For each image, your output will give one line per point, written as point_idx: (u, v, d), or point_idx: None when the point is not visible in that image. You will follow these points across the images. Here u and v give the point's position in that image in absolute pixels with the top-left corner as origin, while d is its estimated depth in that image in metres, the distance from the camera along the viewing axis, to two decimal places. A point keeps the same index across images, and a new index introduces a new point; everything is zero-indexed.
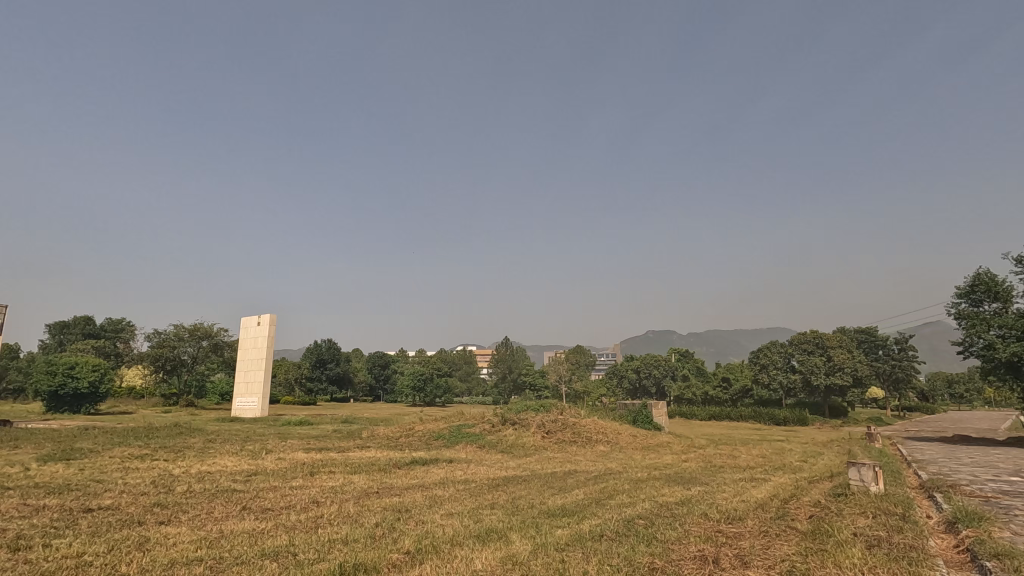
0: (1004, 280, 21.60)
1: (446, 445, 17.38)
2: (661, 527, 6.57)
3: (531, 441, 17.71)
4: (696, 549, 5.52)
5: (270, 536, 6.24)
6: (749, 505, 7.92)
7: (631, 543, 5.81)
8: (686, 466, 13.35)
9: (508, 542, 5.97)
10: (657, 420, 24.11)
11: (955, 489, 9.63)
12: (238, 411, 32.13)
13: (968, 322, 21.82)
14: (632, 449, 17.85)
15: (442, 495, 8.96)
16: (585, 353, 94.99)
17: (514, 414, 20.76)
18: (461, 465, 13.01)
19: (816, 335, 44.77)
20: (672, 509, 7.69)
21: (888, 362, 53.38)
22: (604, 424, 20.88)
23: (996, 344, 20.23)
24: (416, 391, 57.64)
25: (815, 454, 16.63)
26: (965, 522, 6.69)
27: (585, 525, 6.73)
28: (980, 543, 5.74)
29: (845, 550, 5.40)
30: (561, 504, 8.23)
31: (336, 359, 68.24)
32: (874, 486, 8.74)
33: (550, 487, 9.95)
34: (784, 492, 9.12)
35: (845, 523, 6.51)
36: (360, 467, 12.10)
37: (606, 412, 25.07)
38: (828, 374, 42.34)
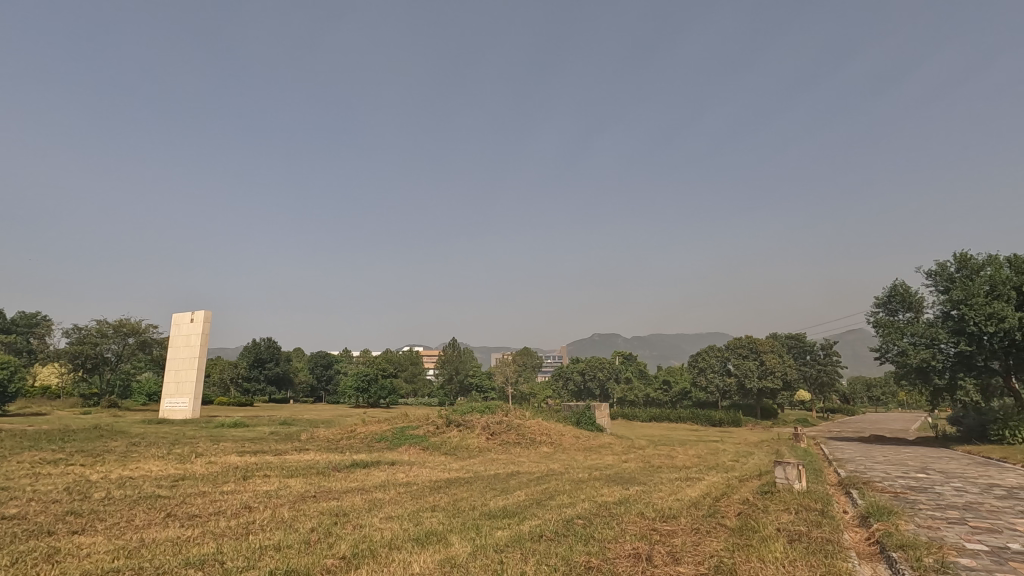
0: (916, 291, 23.40)
1: (388, 447, 17.13)
2: (599, 526, 6.72)
3: (476, 442, 17.74)
4: (630, 547, 5.69)
5: (196, 544, 5.95)
6: (683, 504, 8.21)
7: (568, 543, 5.90)
8: (625, 466, 13.69)
9: (447, 544, 5.96)
10: (600, 421, 24.68)
11: (868, 486, 10.38)
12: (167, 413, 30.41)
13: (884, 330, 23.53)
14: (575, 450, 18.21)
15: (382, 499, 8.79)
16: (533, 354, 95.72)
17: (459, 415, 20.73)
18: (404, 467, 12.84)
19: (750, 339, 46.95)
20: (610, 509, 7.86)
21: (815, 366, 56.78)
22: (548, 425, 21.19)
23: (907, 351, 21.89)
24: (360, 392, 56.41)
25: (745, 454, 17.42)
26: (876, 516, 7.21)
27: (524, 526, 6.80)
28: (888, 536, 6.20)
29: (769, 545, 5.69)
30: (502, 505, 8.29)
31: (276, 359, 65.76)
32: (797, 484, 9.26)
33: (493, 488, 10.00)
34: (715, 491, 9.52)
35: (770, 519, 6.88)
36: (298, 470, 11.72)
37: (551, 413, 25.45)
38: (760, 378, 44.65)
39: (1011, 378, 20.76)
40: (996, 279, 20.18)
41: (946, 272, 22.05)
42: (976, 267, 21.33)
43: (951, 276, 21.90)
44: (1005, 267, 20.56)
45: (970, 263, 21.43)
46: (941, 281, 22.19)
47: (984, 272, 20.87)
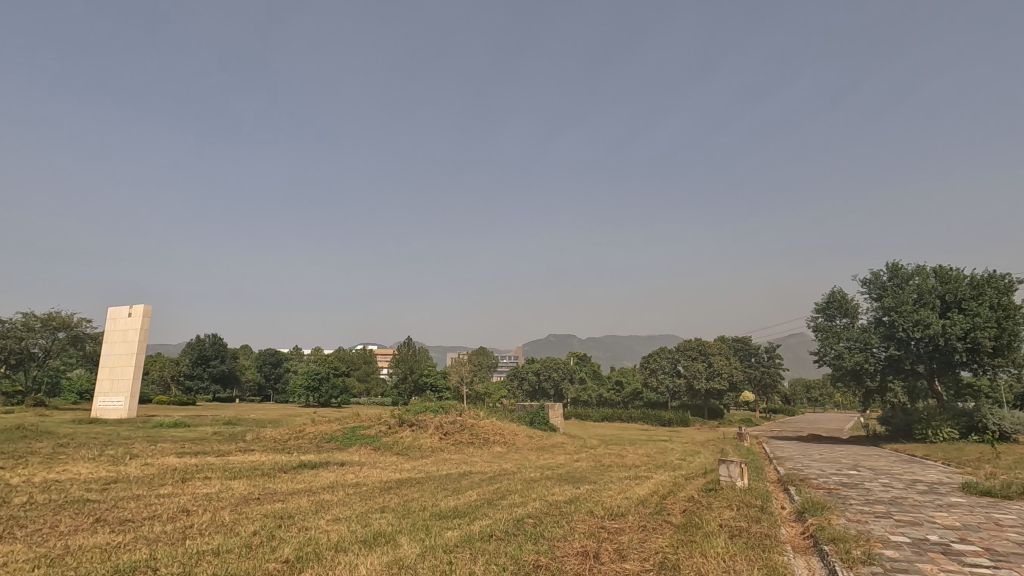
0: (852, 298, 24.73)
1: (338, 447, 16.76)
2: (549, 525, 6.78)
3: (428, 442, 17.57)
4: (579, 545, 5.76)
5: (128, 550, 5.65)
6: (631, 502, 8.40)
7: (517, 543, 5.92)
8: (577, 466, 13.85)
9: (396, 545, 5.85)
10: (553, 421, 24.92)
11: (805, 482, 10.89)
12: (100, 412, 28.73)
13: (822, 335, 24.72)
14: (528, 449, 18.31)
15: (330, 500, 8.58)
16: (489, 354, 95.68)
17: (413, 415, 20.46)
18: (354, 468, 12.60)
19: (699, 342, 48.55)
20: (561, 508, 7.94)
21: (759, 368, 59.20)
22: (502, 425, 21.19)
23: (843, 355, 23.10)
24: (310, 391, 54.97)
25: (692, 453, 17.93)
26: (810, 511, 7.57)
27: (475, 526, 6.78)
28: (820, 530, 6.52)
29: (710, 540, 5.89)
30: (453, 505, 8.25)
31: (222, 356, 63.22)
32: (739, 481, 9.62)
33: (444, 489, 9.92)
34: (662, 488, 9.80)
35: (713, 516, 7.11)
36: (241, 472, 11.29)
37: (505, 413, 25.49)
38: (708, 379, 46.19)
39: (935, 381, 22.25)
40: (923, 288, 21.56)
41: (879, 280, 23.40)
42: (905, 276, 22.73)
43: (883, 285, 23.26)
44: (931, 277, 22.01)
45: (900, 272, 22.81)
46: (874, 288, 23.55)
47: (913, 281, 22.26)
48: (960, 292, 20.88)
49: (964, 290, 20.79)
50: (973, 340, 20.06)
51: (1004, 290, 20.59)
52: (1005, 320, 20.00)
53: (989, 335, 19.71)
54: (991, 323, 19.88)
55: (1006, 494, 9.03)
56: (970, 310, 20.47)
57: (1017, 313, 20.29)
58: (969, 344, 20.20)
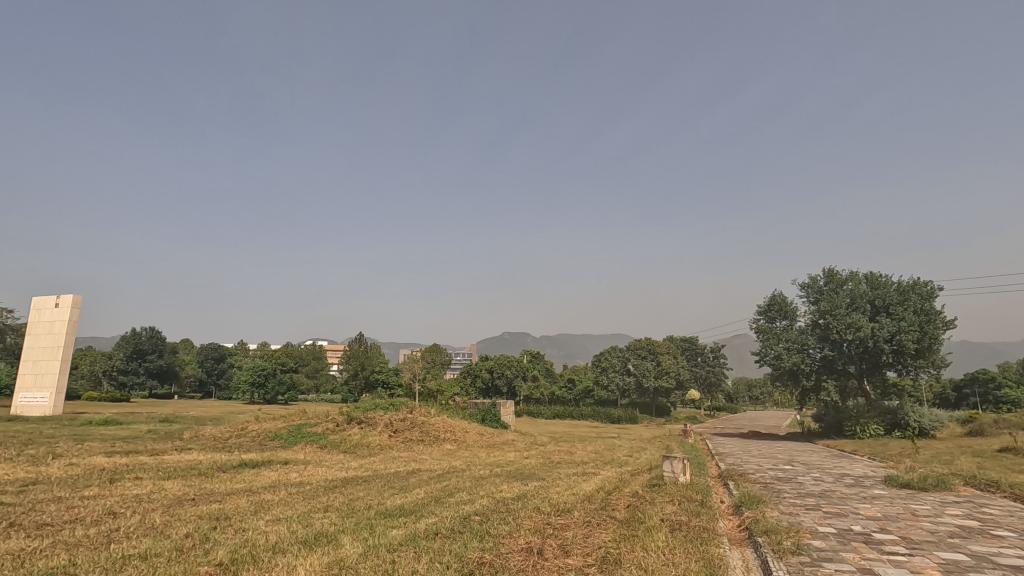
0: (791, 301, 25.96)
1: (282, 445, 16.21)
2: (495, 522, 6.78)
3: (377, 440, 17.26)
4: (523, 542, 5.81)
5: (44, 556, 5.28)
6: (578, 498, 8.52)
7: (463, 541, 5.91)
8: (526, 463, 13.97)
9: (338, 546, 5.72)
10: (504, 418, 24.95)
11: (744, 477, 11.35)
12: (21, 409, 26.77)
13: (763, 336, 25.82)
14: (477, 447, 18.29)
15: (270, 500, 8.30)
16: (443, 352, 95.02)
17: (361, 413, 19.94)
18: (298, 466, 12.24)
19: (649, 341, 49.91)
20: (507, 504, 7.97)
21: (705, 367, 61.52)
22: (453, 422, 21.02)
23: (782, 355, 24.21)
24: (255, 388, 53.02)
25: (639, 449, 18.39)
26: (747, 505, 7.89)
27: (420, 525, 6.70)
28: (754, 523, 6.80)
29: (651, 535, 6.05)
30: (399, 504, 8.13)
31: (160, 351, 60.08)
32: (682, 477, 9.92)
33: (391, 487, 9.76)
34: (608, 484, 9.99)
35: (655, 511, 7.32)
36: (176, 472, 10.74)
37: (457, 410, 25.28)
38: (657, 378, 47.76)
39: (864, 381, 23.62)
40: (855, 293, 22.83)
41: (817, 284, 24.62)
42: (840, 281, 23.99)
43: (820, 289, 24.47)
44: (863, 282, 23.32)
45: (836, 278, 24.05)
46: (812, 292, 24.74)
47: (846, 286, 23.49)
48: (888, 297, 22.23)
49: (891, 296, 22.16)
50: (898, 342, 21.47)
51: (927, 296, 22.04)
52: (927, 324, 21.46)
53: (912, 337, 21.14)
54: (914, 326, 21.30)
55: (923, 486, 9.71)
56: (896, 314, 21.83)
57: (938, 318, 21.77)
58: (895, 346, 21.60)
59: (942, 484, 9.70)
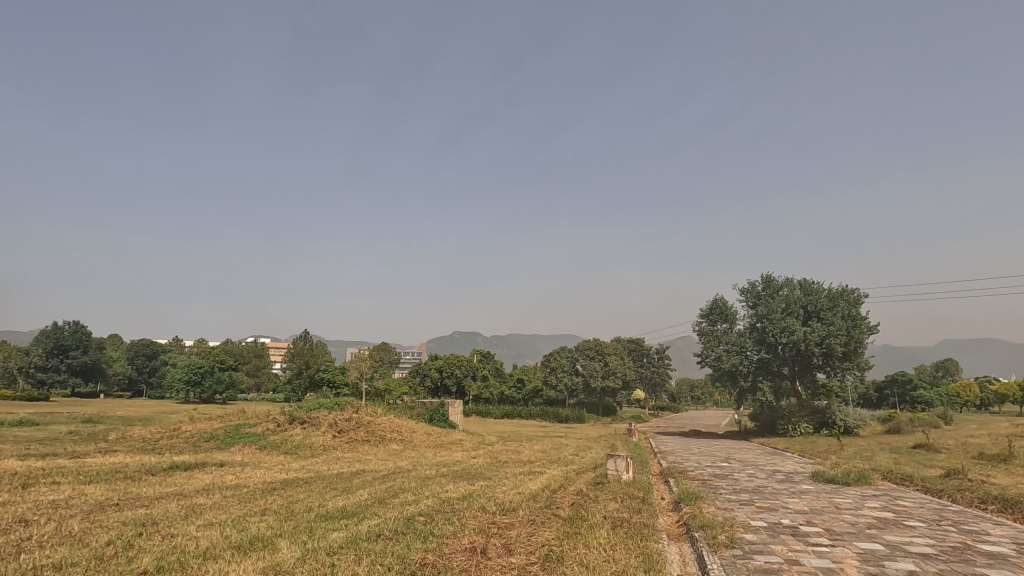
0: (731, 304, 27.07)
1: (217, 446, 15.50)
2: (440, 522, 6.73)
3: (320, 441, 16.81)
4: (467, 542, 5.78)
5: None
6: (523, 497, 8.57)
7: (407, 541, 5.83)
8: (474, 462, 13.91)
9: (274, 550, 5.53)
10: (452, 418, 24.80)
11: (684, 474, 11.74)
12: None
13: (705, 338, 26.78)
14: (424, 447, 18.10)
15: (203, 504, 7.93)
16: (392, 351, 93.57)
17: (304, 412, 19.34)
18: (234, 468, 11.73)
19: (597, 342, 50.95)
20: (453, 505, 7.93)
21: (650, 368, 63.36)
22: (400, 422, 20.72)
23: (722, 357, 25.23)
24: (191, 386, 50.48)
25: (585, 448, 18.69)
26: (685, 501, 8.16)
27: (363, 527, 6.57)
28: (692, 518, 7.04)
29: (593, 532, 6.16)
30: (340, 505, 7.93)
31: (84, 347, 56.40)
32: (624, 475, 10.16)
33: (333, 488, 9.52)
34: (554, 483, 10.10)
35: (598, 508, 7.46)
36: (99, 475, 10.08)
37: (404, 410, 24.95)
38: (604, 378, 48.79)
39: (796, 381, 24.88)
40: (790, 299, 24.04)
41: (755, 289, 25.78)
42: (777, 287, 25.20)
43: (758, 294, 25.62)
44: (797, 288, 24.59)
45: (772, 283, 25.24)
46: (751, 297, 25.88)
47: (782, 291, 24.70)
48: (819, 302, 23.54)
49: (822, 302, 23.49)
50: (827, 346, 22.78)
51: (854, 303, 23.47)
52: (853, 329, 22.87)
53: (840, 341, 22.50)
54: (842, 331, 22.66)
55: (846, 481, 10.33)
56: (826, 319, 23.14)
57: (864, 323, 23.24)
58: (824, 349, 22.92)
59: (863, 479, 10.36)
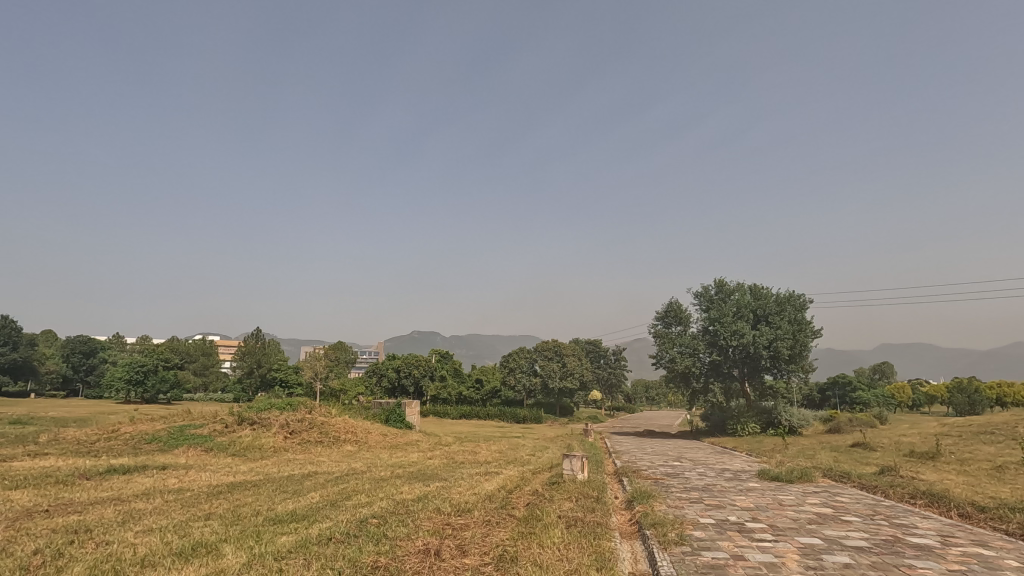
0: (685, 307, 27.81)
1: (160, 449, 14.79)
2: (393, 525, 6.64)
3: (271, 442, 16.28)
4: (421, 543, 5.72)
5: None
6: (479, 497, 8.55)
7: (358, 544, 5.73)
8: (430, 463, 13.78)
9: (219, 556, 5.32)
10: (409, 419, 24.47)
11: (637, 474, 11.98)
12: None
13: (660, 340, 27.38)
14: (380, 448, 17.82)
15: (142, 509, 7.55)
16: (349, 350, 91.77)
17: (253, 413, 18.68)
18: (177, 471, 11.22)
19: (555, 343, 51.43)
20: (408, 506, 7.84)
21: (607, 369, 64.49)
22: (354, 423, 20.30)
23: (676, 359, 25.89)
24: (132, 385, 47.97)
25: (542, 448, 18.80)
26: (638, 500, 8.33)
27: (314, 530, 6.42)
28: (644, 516, 7.19)
29: (548, 531, 6.21)
30: (291, 508, 7.72)
31: (13, 343, 52.99)
32: (580, 474, 10.29)
33: (283, 491, 9.24)
34: (510, 483, 10.12)
35: (552, 508, 7.52)
36: (26, 480, 9.44)
37: (360, 410, 24.48)
38: (561, 378, 49.48)
39: (746, 383, 25.77)
40: (741, 303, 24.89)
41: (708, 293, 26.55)
42: (728, 291, 26.03)
43: (711, 297, 26.40)
44: (747, 293, 25.47)
45: (724, 288, 26.07)
46: (704, 300, 26.64)
47: (733, 296, 25.54)
48: (768, 307, 24.49)
49: (770, 306, 24.42)
50: (775, 349, 23.72)
51: (800, 308, 24.54)
52: (799, 333, 23.91)
53: (786, 344, 23.47)
54: (789, 335, 23.65)
55: (789, 478, 10.80)
56: (774, 323, 24.08)
57: (809, 327, 24.31)
58: (772, 352, 23.85)
59: (805, 476, 10.84)
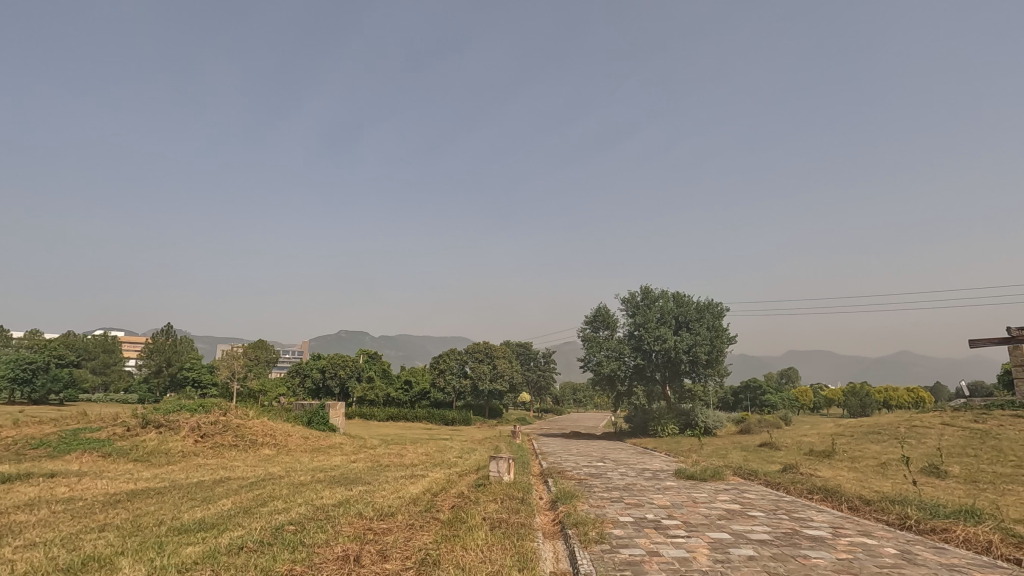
0: (612, 312, 28.72)
1: (48, 455, 13.43)
2: (311, 531, 6.39)
3: (179, 447, 15.23)
4: (340, 550, 5.55)
5: None
6: (402, 501, 8.39)
7: (273, 553, 5.47)
8: (353, 467, 13.38)
9: (114, 570, 4.91)
10: (333, 421, 23.68)
11: (563, 474, 12.24)
12: None
13: (588, 344, 28.09)
14: (300, 452, 17.10)
15: (23, 522, 6.82)
16: (271, 349, 87.73)
17: (160, 414, 17.37)
18: (68, 479, 10.22)
19: (487, 345, 51.51)
20: (327, 512, 7.56)
21: (537, 371, 65.54)
22: (274, 425, 19.35)
23: (603, 362, 26.65)
24: (17, 384, 43.29)
25: (469, 451, 18.75)
26: (562, 500, 8.49)
27: (224, 539, 6.07)
28: (567, 516, 7.34)
29: (471, 534, 6.21)
30: (199, 517, 7.25)
31: None
32: (506, 476, 10.36)
33: (191, 499, 8.66)
34: (435, 486, 10.03)
35: (477, 510, 7.51)
36: None
37: (280, 412, 23.39)
38: (491, 380, 49.81)
39: (667, 386, 26.97)
40: (664, 309, 26.02)
41: (635, 299, 27.54)
42: (653, 298, 27.12)
43: (637, 303, 27.39)
44: (670, 300, 26.64)
45: (649, 295, 27.14)
46: (630, 306, 27.59)
47: (658, 302, 26.63)
48: (688, 314, 25.76)
49: (691, 313, 25.72)
50: (694, 354, 25.01)
51: (717, 316, 26.00)
52: (716, 339, 25.32)
53: (704, 349, 24.82)
54: (706, 340, 25.01)
55: (704, 476, 11.40)
56: (694, 330, 25.37)
57: (725, 334, 25.78)
58: (691, 357, 25.12)
59: (718, 475, 11.48)
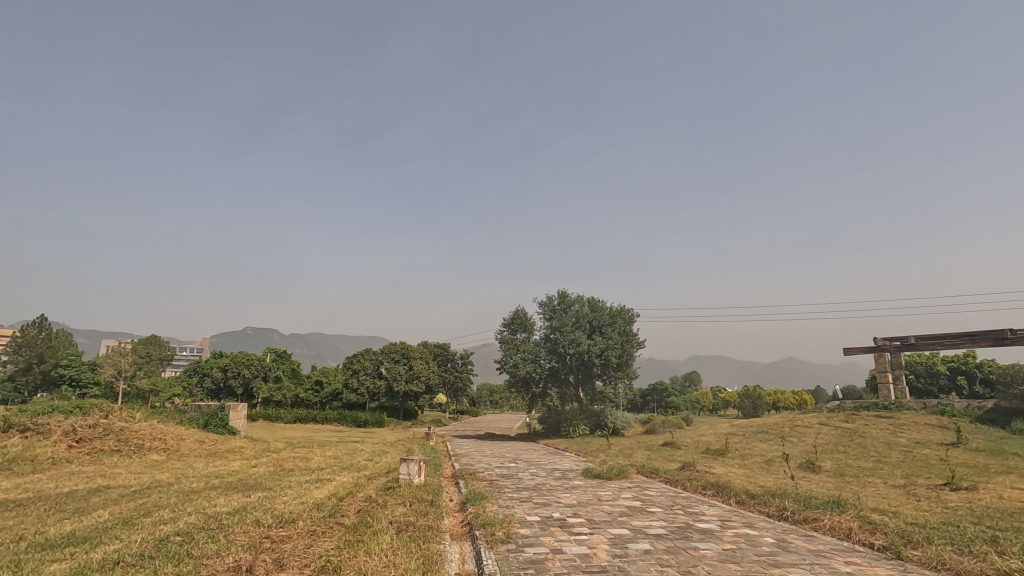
0: (529, 314, 29.22)
1: None
2: (200, 541, 5.97)
3: (48, 453, 13.65)
4: (232, 560, 5.23)
5: None
6: (305, 507, 8.05)
7: (154, 567, 5.06)
8: (253, 472, 12.66)
9: None
10: (233, 423, 22.24)
11: (474, 476, 12.25)
12: None
13: (505, 346, 28.33)
14: (193, 457, 15.87)
15: None
16: (165, 346, 81.01)
17: (26, 416, 15.43)
18: None
19: (403, 345, 50.37)
20: (221, 520, 7.08)
21: (454, 373, 65.23)
22: (165, 428, 17.83)
23: (519, 364, 27.00)
24: None
25: (379, 453, 18.25)
26: (470, 501, 8.51)
27: (98, 553, 5.53)
28: (475, 517, 7.38)
29: (376, 538, 6.07)
30: (69, 531, 6.54)
31: None
32: (416, 478, 10.22)
33: (59, 511, 7.76)
34: (342, 491, 9.72)
35: (383, 514, 7.34)
36: None
37: (173, 414, 21.61)
38: (407, 381, 48.40)
39: (579, 389, 27.77)
40: (580, 314, 26.84)
41: (552, 303, 28.17)
42: (569, 302, 27.90)
43: (553, 308, 28.04)
44: (586, 305, 27.54)
45: (566, 299, 27.89)
46: (547, 310, 28.20)
47: (573, 307, 27.40)
48: (602, 319, 26.73)
49: (605, 318, 26.71)
50: (606, 357, 26.00)
51: (629, 321, 27.20)
52: (626, 343, 26.46)
53: (615, 353, 25.90)
54: (617, 345, 26.10)
55: (609, 475, 11.87)
56: (607, 334, 26.35)
57: (635, 339, 27.02)
58: (603, 360, 26.09)
59: (623, 473, 11.99)
